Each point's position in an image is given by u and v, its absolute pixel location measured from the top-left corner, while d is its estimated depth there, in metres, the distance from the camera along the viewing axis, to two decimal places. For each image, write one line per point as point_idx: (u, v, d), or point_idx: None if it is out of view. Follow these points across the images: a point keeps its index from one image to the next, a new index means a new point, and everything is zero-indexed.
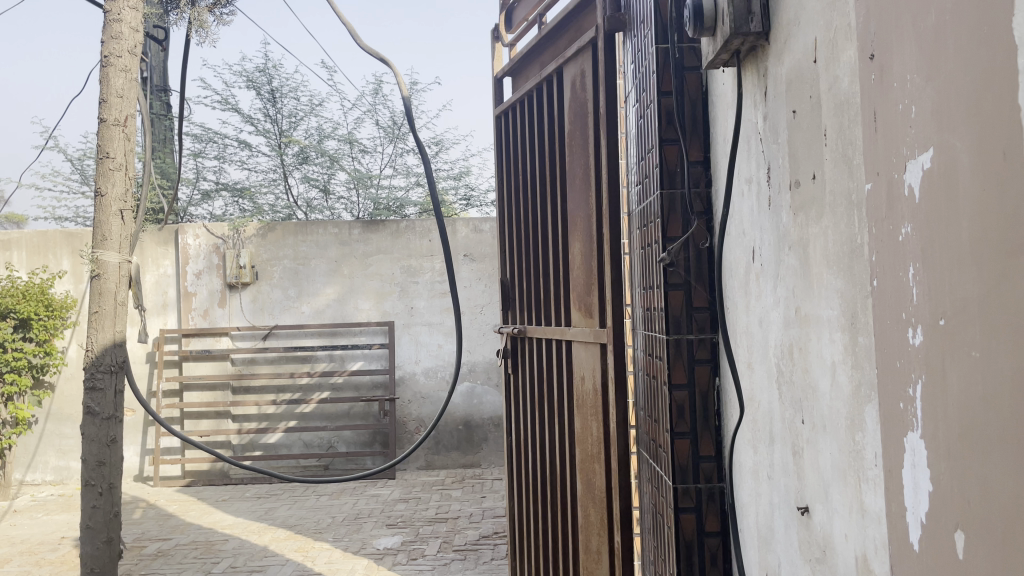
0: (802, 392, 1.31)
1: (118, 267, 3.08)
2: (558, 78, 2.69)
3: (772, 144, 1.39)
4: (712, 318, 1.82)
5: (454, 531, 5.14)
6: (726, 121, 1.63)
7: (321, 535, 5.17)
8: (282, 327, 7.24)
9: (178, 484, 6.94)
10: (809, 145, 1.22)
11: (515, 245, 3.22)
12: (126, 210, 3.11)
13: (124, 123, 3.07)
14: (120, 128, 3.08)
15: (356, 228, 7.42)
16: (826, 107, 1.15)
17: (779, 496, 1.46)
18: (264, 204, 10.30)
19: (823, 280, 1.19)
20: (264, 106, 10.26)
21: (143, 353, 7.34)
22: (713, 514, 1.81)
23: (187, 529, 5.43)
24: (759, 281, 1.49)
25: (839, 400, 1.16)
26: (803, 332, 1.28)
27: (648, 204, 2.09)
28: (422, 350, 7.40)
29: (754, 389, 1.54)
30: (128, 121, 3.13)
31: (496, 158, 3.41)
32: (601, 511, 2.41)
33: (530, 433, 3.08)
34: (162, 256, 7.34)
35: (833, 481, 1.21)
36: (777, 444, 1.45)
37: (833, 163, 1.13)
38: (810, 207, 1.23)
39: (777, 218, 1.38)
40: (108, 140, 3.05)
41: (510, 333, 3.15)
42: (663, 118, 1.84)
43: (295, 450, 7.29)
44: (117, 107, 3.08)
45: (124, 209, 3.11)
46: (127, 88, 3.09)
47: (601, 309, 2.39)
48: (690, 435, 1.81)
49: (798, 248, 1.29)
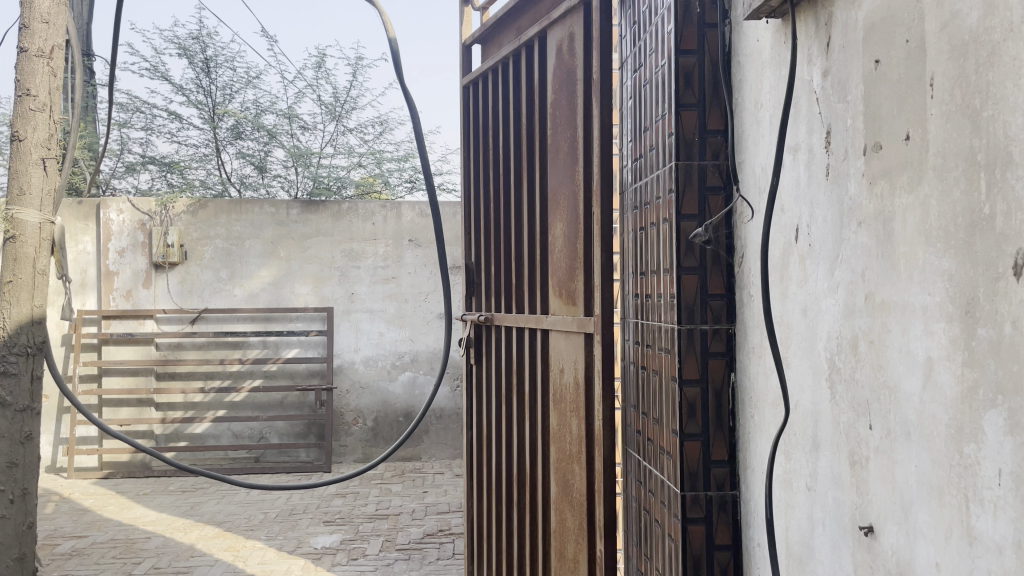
0: (872, 393, 1.12)
1: (38, 229, 2.66)
2: (541, 42, 2.46)
3: (837, 105, 1.20)
4: (729, 307, 1.63)
5: (397, 528, 4.89)
6: (765, 84, 1.45)
7: (253, 533, 4.83)
8: (212, 311, 6.83)
9: (95, 477, 6.49)
10: (900, 101, 1.04)
11: (483, 227, 2.99)
12: (49, 159, 2.67)
13: (49, 55, 2.67)
14: (44, 61, 2.66)
15: (294, 208, 7.06)
16: (935, 49, 0.96)
17: (822, 511, 1.27)
18: (194, 180, 9.79)
19: (916, 260, 1.01)
20: (197, 76, 9.73)
21: (59, 336, 6.82)
22: (725, 526, 1.62)
23: (105, 526, 5.02)
24: (806, 263, 1.31)
25: (936, 404, 0.98)
26: (878, 323, 1.10)
27: (649, 179, 1.88)
28: (362, 338, 7.10)
29: (791, 390, 1.36)
30: (54, 52, 2.69)
31: (462, 132, 3.16)
32: (579, 515, 2.21)
33: (494, 428, 2.86)
34: (82, 232, 6.81)
35: (918, 498, 1.02)
36: (823, 451, 1.27)
37: (943, 115, 0.95)
38: (900, 172, 1.04)
39: (841, 193, 1.19)
40: (29, 74, 2.64)
41: (475, 321, 2.93)
42: (680, 80, 1.63)
43: (223, 440, 6.91)
44: (41, 34, 2.64)
45: (46, 157, 2.67)
46: (54, 13, 2.65)
47: (587, 295, 2.18)
48: (701, 437, 1.62)
49: (874, 222, 1.10)
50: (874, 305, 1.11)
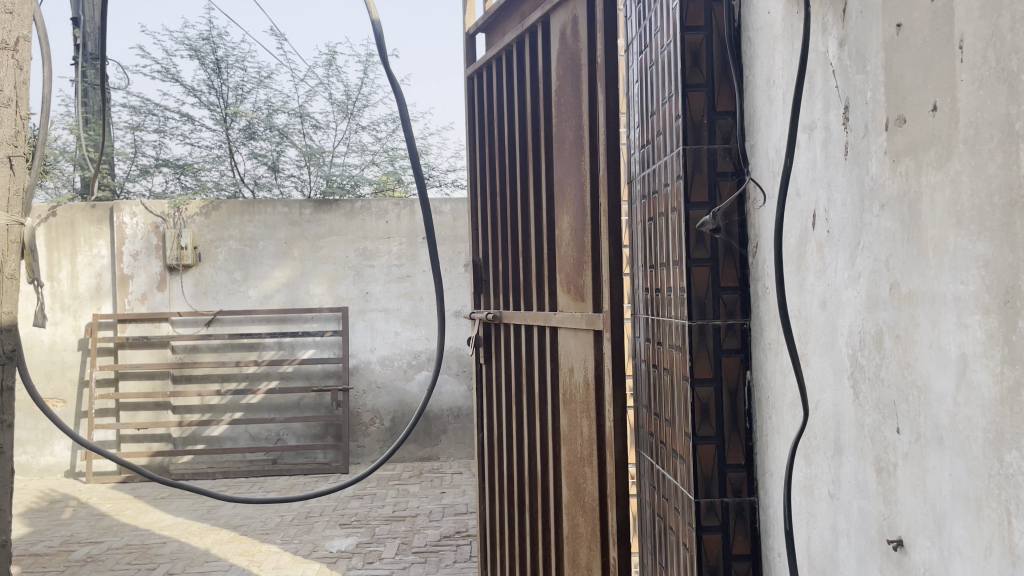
0: (900, 393, 1.01)
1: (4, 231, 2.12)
2: (544, 27, 2.36)
3: (855, 76, 1.09)
4: (743, 301, 1.52)
5: (413, 530, 4.81)
6: (777, 59, 1.34)
7: (268, 536, 4.79)
8: (227, 312, 6.79)
9: (113, 481, 6.50)
10: (925, 69, 0.93)
11: (490, 222, 2.89)
12: (16, 157, 2.17)
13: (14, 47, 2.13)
14: (7, 54, 2.13)
15: (307, 208, 7.01)
16: (963, 9, 0.86)
17: (846, 521, 1.17)
18: (207, 181, 9.79)
19: (946, 246, 0.90)
20: (208, 77, 9.75)
21: (76, 340, 6.84)
22: (743, 535, 1.51)
23: (121, 531, 4.99)
24: (824, 252, 1.20)
25: (970, 405, 0.87)
26: (904, 316, 0.99)
27: (657, 168, 1.77)
28: (378, 338, 7.03)
29: (811, 390, 1.25)
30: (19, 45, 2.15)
31: (467, 124, 3.07)
32: (592, 521, 2.11)
33: (505, 428, 2.77)
34: (95, 235, 6.84)
35: (953, 511, 0.91)
36: (846, 456, 1.16)
37: (975, 80, 0.84)
38: (927, 147, 0.93)
39: (861, 176, 1.08)
40: None
41: (483, 319, 2.84)
42: (687, 59, 1.52)
43: (241, 443, 6.88)
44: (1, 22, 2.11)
45: (12, 155, 2.17)
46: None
47: (595, 291, 2.07)
48: (716, 440, 1.51)
49: (898, 204, 1.00)
50: (900, 297, 1.00)
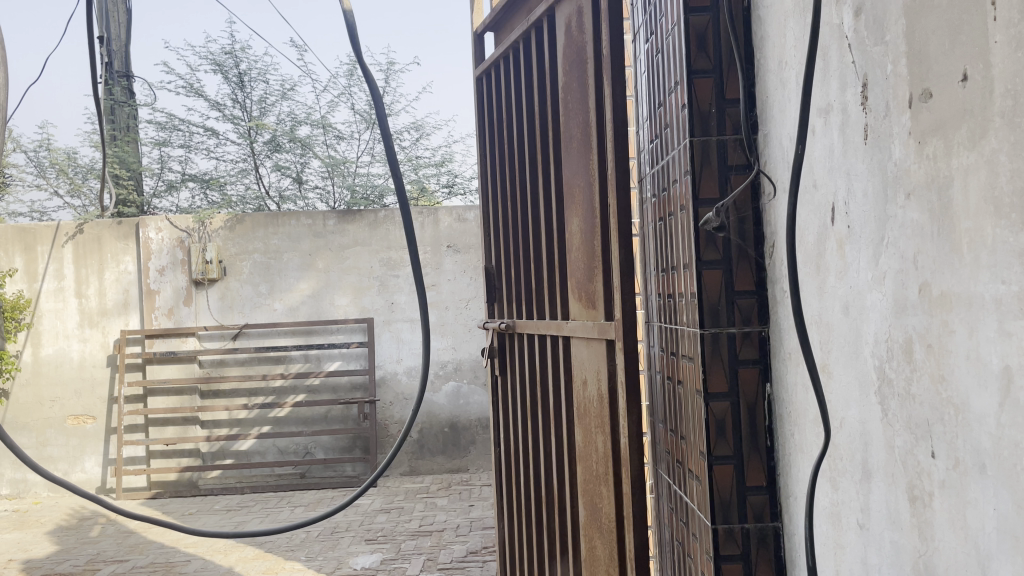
0: (937, 412, 0.87)
1: None
2: (550, 21, 2.24)
3: (871, 49, 0.96)
4: (760, 306, 1.38)
5: (439, 546, 4.71)
6: (788, 37, 1.21)
7: (293, 553, 4.72)
8: (253, 326, 6.77)
9: (143, 497, 6.61)
10: (952, 34, 0.79)
11: (501, 227, 2.78)
12: None
13: None
14: None
15: (331, 218, 6.97)
16: None
17: (878, 555, 1.03)
18: (233, 195, 9.83)
19: (982, 239, 0.77)
20: (232, 91, 9.82)
21: (105, 356, 6.87)
22: (766, 565, 1.37)
23: (146, 549, 4.96)
24: (844, 251, 1.06)
25: (1018, 427, 0.73)
26: (936, 322, 0.85)
27: (667, 164, 1.64)
28: (404, 349, 6.96)
29: (834, 406, 1.11)
30: None
31: (477, 126, 2.96)
32: (610, 544, 1.97)
33: (521, 443, 2.65)
34: (122, 251, 6.87)
35: (999, 552, 0.77)
36: (875, 481, 1.02)
37: (1011, 41, 0.71)
38: (960, 124, 0.80)
39: (883, 167, 0.95)
40: None
41: (496, 328, 2.73)
42: (692, 43, 1.39)
43: (269, 457, 6.84)
44: None
45: None
46: None
47: (607, 297, 1.94)
48: (733, 459, 1.38)
49: (925, 192, 0.86)
50: (930, 299, 0.86)
